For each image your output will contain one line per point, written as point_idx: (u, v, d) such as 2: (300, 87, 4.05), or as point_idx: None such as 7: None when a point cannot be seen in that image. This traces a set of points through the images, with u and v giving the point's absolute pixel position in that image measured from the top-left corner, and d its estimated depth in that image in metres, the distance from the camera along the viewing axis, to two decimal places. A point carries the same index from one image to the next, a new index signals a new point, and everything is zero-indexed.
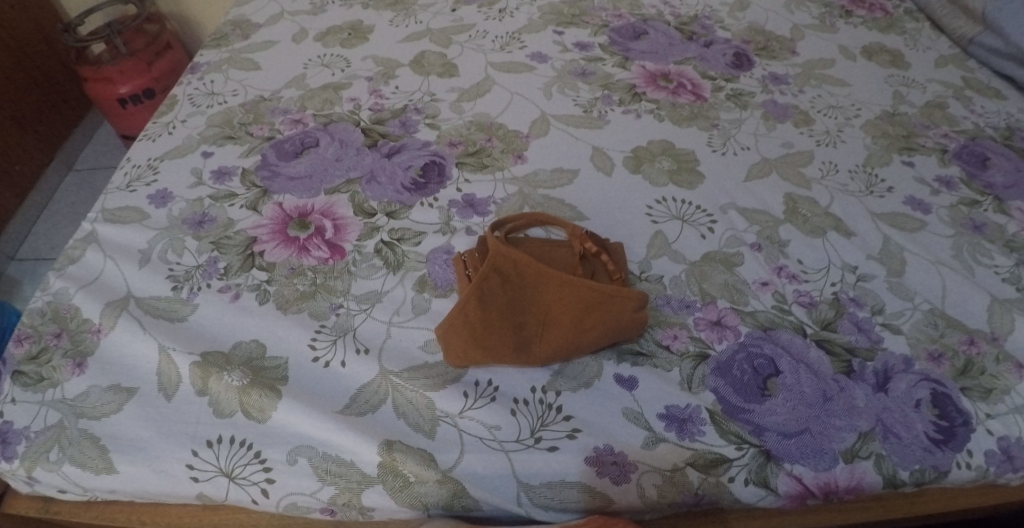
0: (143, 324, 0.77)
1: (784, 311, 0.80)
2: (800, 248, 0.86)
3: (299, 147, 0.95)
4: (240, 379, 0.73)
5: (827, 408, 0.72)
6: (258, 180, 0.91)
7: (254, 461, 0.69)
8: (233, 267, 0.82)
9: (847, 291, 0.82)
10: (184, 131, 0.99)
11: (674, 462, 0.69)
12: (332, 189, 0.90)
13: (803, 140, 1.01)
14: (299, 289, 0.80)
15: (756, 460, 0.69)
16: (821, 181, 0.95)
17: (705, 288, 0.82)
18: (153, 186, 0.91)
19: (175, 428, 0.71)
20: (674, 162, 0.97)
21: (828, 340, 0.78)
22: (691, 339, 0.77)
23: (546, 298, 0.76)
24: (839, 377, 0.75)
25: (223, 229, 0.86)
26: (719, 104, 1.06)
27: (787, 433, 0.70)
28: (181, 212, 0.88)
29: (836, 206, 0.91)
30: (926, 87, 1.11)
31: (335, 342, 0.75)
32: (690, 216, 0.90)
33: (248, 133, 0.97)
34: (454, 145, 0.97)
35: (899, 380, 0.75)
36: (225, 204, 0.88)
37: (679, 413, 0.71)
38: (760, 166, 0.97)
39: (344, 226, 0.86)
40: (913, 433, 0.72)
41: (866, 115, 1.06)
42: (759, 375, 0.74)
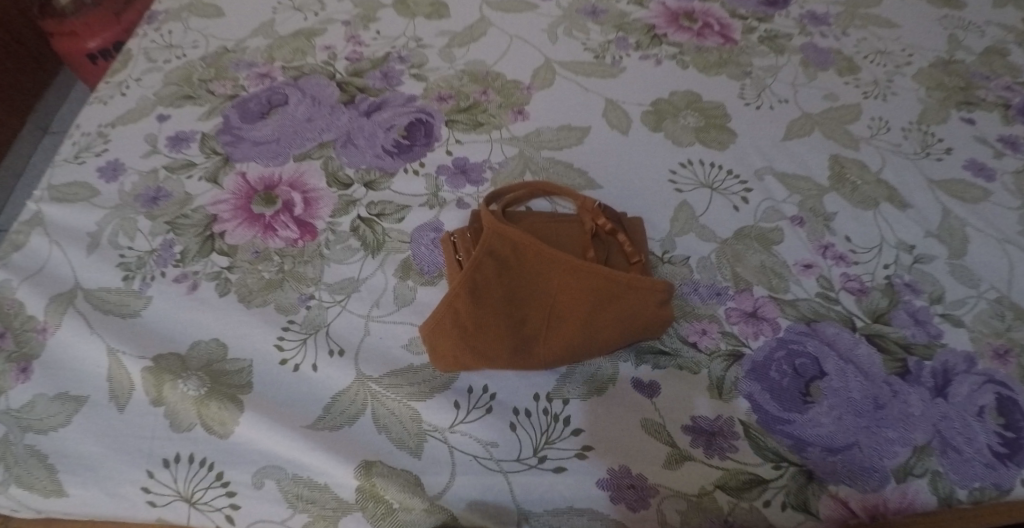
0: (91, 322, 0.67)
1: (830, 300, 0.69)
2: (847, 222, 0.75)
3: (265, 105, 0.83)
4: (197, 387, 0.63)
5: (878, 417, 0.63)
6: (218, 146, 0.79)
7: (216, 483, 0.60)
8: (191, 252, 0.72)
9: (902, 276, 0.71)
10: (137, 92, 0.86)
11: (702, 485, 0.59)
12: (302, 155, 0.78)
13: (847, 91, 0.88)
14: (265, 277, 0.70)
15: (795, 481, 0.60)
16: (870, 140, 0.82)
17: (738, 271, 0.71)
18: (103, 156, 0.80)
19: (129, 444, 0.63)
20: (700, 117, 0.84)
21: (879, 334, 0.67)
22: (722, 334, 0.67)
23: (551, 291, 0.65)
24: (892, 380, 0.65)
25: (179, 206, 0.75)
26: (752, 48, 0.92)
27: (831, 449, 0.61)
28: (133, 186, 0.77)
29: (888, 172, 0.79)
30: (985, 31, 0.96)
31: (305, 342, 0.66)
32: (719, 183, 0.78)
33: (209, 91, 0.85)
34: (443, 100, 0.84)
35: (960, 383, 0.65)
36: (183, 176, 0.77)
37: (706, 425, 0.62)
38: (800, 122, 0.84)
39: (316, 200, 0.75)
40: (975, 447, 0.62)
41: (919, 62, 0.92)
42: (801, 378, 0.64)
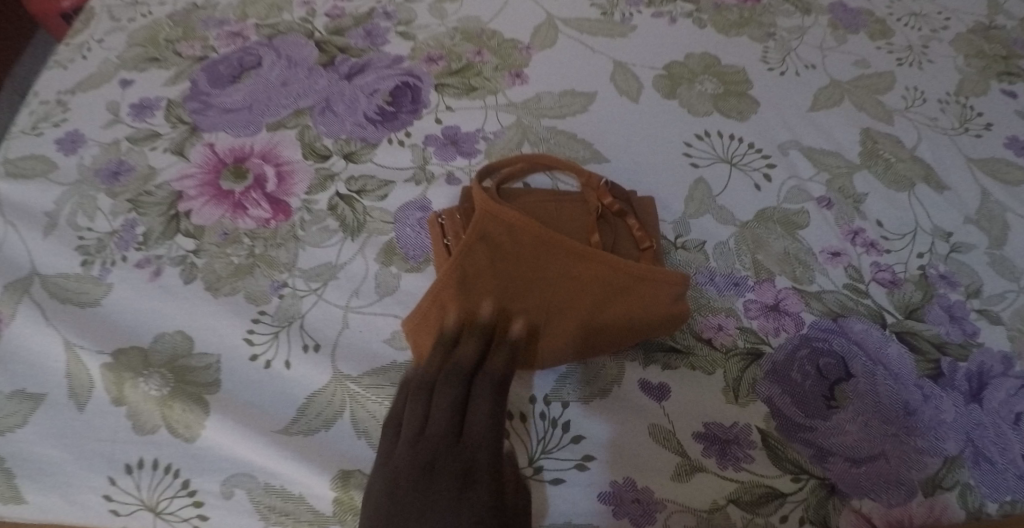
0: (47, 312, 0.61)
1: (859, 293, 0.63)
2: (879, 205, 0.68)
3: (236, 68, 0.75)
4: (160, 387, 0.58)
5: (907, 425, 0.57)
6: (185, 114, 0.72)
7: (182, 492, 0.55)
8: (154, 234, 0.65)
9: (937, 266, 0.65)
10: (100, 54, 0.79)
11: (714, 499, 0.54)
12: (276, 123, 0.71)
13: (879, 57, 0.80)
14: (234, 262, 0.64)
15: (815, 495, 0.55)
16: (904, 113, 0.75)
17: (759, 259, 0.65)
18: (61, 126, 0.73)
19: (90, 448, 0.57)
20: (718, 83, 0.77)
21: (911, 332, 0.62)
22: (740, 330, 0.61)
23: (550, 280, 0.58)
24: (923, 383, 0.59)
25: (142, 182, 0.68)
26: (775, 7, 0.84)
27: (856, 460, 0.56)
28: (93, 160, 0.70)
29: (924, 149, 0.72)
30: None
31: (277, 336, 0.60)
32: (740, 158, 0.71)
33: (176, 53, 0.77)
34: (433, 61, 0.77)
35: (997, 388, 0.60)
36: (146, 148, 0.70)
37: (719, 432, 0.56)
38: (828, 91, 0.77)
39: (290, 174, 0.68)
40: (1010, 458, 0.57)
41: (957, 27, 0.84)
42: (825, 381, 0.59)
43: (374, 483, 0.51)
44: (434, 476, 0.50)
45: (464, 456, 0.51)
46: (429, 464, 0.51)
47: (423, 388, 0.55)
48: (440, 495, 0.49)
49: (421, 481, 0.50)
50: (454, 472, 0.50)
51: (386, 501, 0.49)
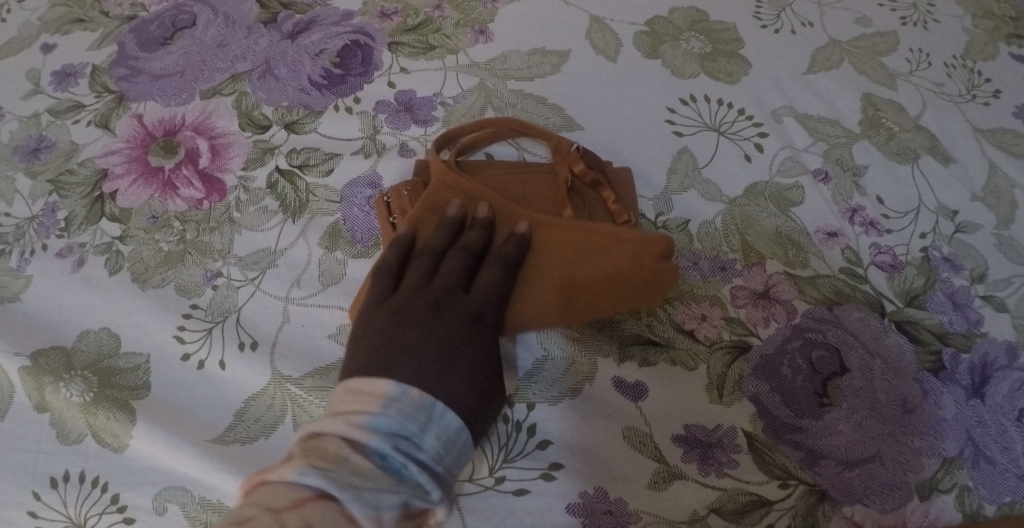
0: None
1: (856, 278, 0.58)
2: (879, 179, 0.63)
3: (168, 29, 0.68)
4: (82, 393, 0.52)
5: (905, 423, 0.53)
6: (112, 81, 0.65)
7: (111, 508, 0.50)
8: (77, 218, 0.59)
9: (940, 248, 0.60)
10: (19, 15, 0.71)
11: (693, 509, 0.49)
12: (211, 90, 0.65)
13: (881, 14, 0.73)
14: (164, 249, 0.58)
15: (804, 502, 0.50)
16: (908, 77, 0.69)
17: (748, 241, 0.59)
18: None
19: (9, 459, 0.52)
20: (706, 41, 0.70)
21: (912, 321, 0.56)
22: (726, 320, 0.56)
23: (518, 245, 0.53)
24: (923, 377, 0.54)
25: (64, 159, 0.62)
26: None
27: (849, 462, 0.51)
28: (11, 135, 0.63)
29: (929, 117, 0.66)
30: None
31: (211, 333, 0.54)
32: (728, 126, 0.65)
33: (103, 12, 0.70)
34: (386, 16, 0.70)
35: (1001, 382, 0.55)
36: (69, 121, 0.63)
37: (701, 435, 0.51)
38: (827, 51, 0.70)
39: (225, 148, 0.62)
40: (1012, 458, 0.53)
41: None
42: (817, 376, 0.54)
43: (370, 315, 0.49)
44: (440, 317, 0.48)
45: (471, 305, 0.50)
46: (436, 303, 0.49)
47: (433, 247, 0.52)
48: (444, 333, 0.47)
49: (425, 317, 0.48)
50: (462, 316, 0.49)
51: (382, 331, 0.47)
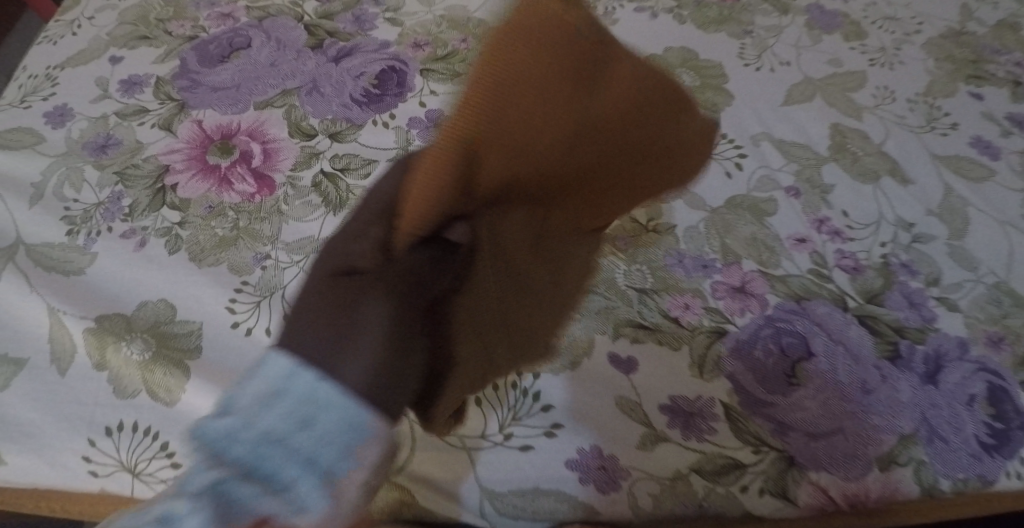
0: (30, 278, 0.63)
1: (822, 278, 0.65)
2: (846, 195, 0.70)
3: (226, 49, 0.77)
4: (142, 351, 0.59)
5: (865, 402, 0.59)
6: (174, 91, 0.74)
7: (161, 454, 0.57)
8: (140, 205, 0.67)
9: (899, 255, 0.66)
10: (90, 31, 0.80)
11: (676, 468, 0.56)
12: (264, 102, 0.73)
13: (851, 57, 0.81)
14: (218, 234, 0.65)
15: (775, 466, 0.57)
16: (873, 110, 0.77)
17: (727, 243, 0.67)
18: (52, 101, 0.75)
19: (67, 409, 0.59)
20: (696, 76, 0.80)
21: (872, 316, 0.63)
22: (706, 310, 0.63)
23: None
24: (881, 364, 0.61)
25: (130, 155, 0.70)
26: (754, 6, 0.86)
27: (815, 434, 0.58)
28: (82, 133, 0.72)
29: (891, 144, 0.74)
30: (999, 3, 0.88)
31: (259, 306, 0.61)
32: (713, 147, 0.74)
33: (166, 32, 0.79)
34: (419, 46, 0.79)
35: (952, 370, 0.61)
36: (134, 123, 0.72)
37: (685, 405, 0.58)
38: (802, 86, 0.79)
39: (276, 151, 0.70)
40: (962, 437, 0.59)
41: (929, 32, 0.84)
42: (787, 359, 0.60)
43: None
44: None
45: None
46: None
47: None
48: None
49: None
50: None
51: None
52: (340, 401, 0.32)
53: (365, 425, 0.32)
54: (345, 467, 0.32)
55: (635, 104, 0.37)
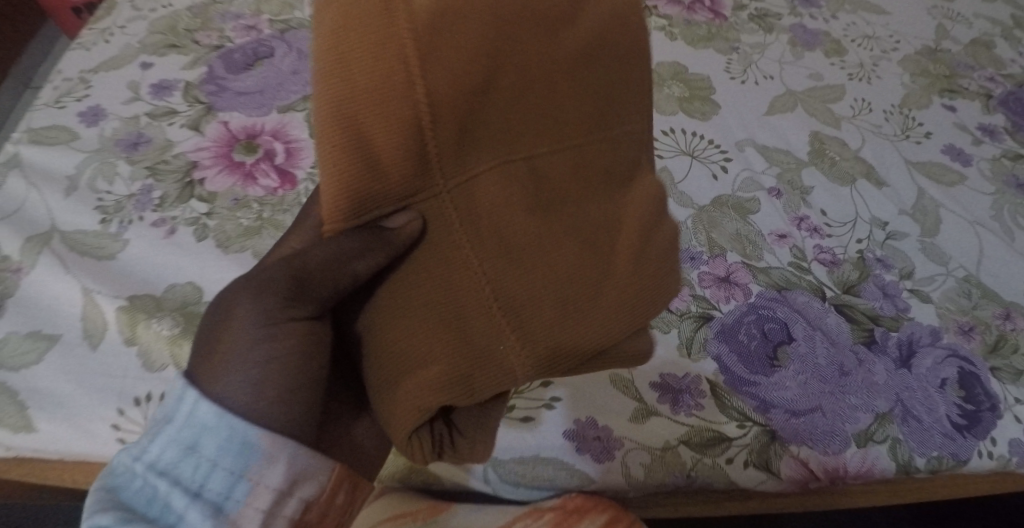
0: (66, 262, 0.68)
1: (802, 270, 0.69)
2: (824, 196, 0.74)
3: (250, 57, 0.82)
4: (171, 327, 0.64)
5: (842, 383, 0.63)
6: (202, 95, 0.79)
7: None
8: (170, 197, 0.72)
9: (874, 251, 0.71)
10: (121, 39, 0.85)
11: (666, 439, 0.60)
12: (286, 106, 0.79)
13: (832, 72, 0.85)
14: (243, 224, 0.70)
15: (758, 440, 0.61)
16: (851, 120, 0.80)
17: (713, 237, 0.71)
18: (85, 101, 0.80)
19: (99, 382, 0.63)
20: (685, 88, 0.82)
21: (848, 305, 0.67)
22: (693, 297, 0.67)
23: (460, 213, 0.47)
24: (857, 348, 0.65)
25: (160, 152, 0.75)
26: (740, 25, 0.88)
27: (795, 411, 0.62)
28: (114, 132, 0.77)
29: (867, 150, 0.78)
30: (972, 22, 0.93)
31: None
32: (700, 151, 0.77)
33: (194, 41, 0.84)
34: None
35: (925, 355, 0.65)
36: (164, 123, 0.77)
37: (673, 383, 0.62)
38: (784, 98, 0.82)
39: (298, 149, 0.76)
40: (935, 417, 0.63)
41: (906, 50, 0.88)
42: (769, 342, 0.65)
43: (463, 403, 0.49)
44: None
45: None
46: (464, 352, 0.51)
47: None
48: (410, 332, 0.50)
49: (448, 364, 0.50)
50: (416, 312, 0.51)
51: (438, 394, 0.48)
52: (224, 427, 0.41)
53: (251, 446, 0.41)
54: (249, 480, 0.42)
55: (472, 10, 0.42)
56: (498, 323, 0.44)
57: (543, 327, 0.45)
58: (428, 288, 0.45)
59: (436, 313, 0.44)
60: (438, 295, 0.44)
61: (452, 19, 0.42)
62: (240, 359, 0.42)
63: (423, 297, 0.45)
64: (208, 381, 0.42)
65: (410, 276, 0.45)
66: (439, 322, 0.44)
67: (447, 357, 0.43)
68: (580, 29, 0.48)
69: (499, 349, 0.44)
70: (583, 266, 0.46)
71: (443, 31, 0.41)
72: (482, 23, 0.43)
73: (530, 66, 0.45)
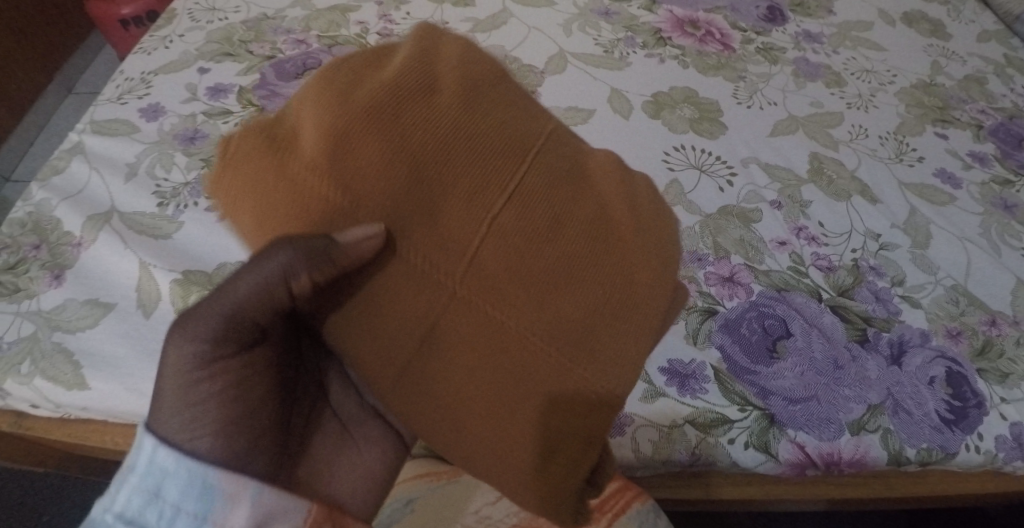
0: (124, 239, 0.74)
1: (800, 274, 0.75)
2: (822, 210, 0.80)
3: (300, 68, 0.89)
4: None
5: (836, 376, 0.68)
6: (255, 98, 0.86)
7: None
8: None
9: (868, 260, 0.77)
10: (181, 46, 0.93)
11: (672, 418, 0.65)
12: None
13: (832, 101, 0.92)
14: None
15: (758, 424, 0.65)
16: (849, 144, 0.87)
17: (719, 242, 0.76)
18: (145, 99, 0.87)
19: (151, 346, 0.69)
20: (696, 110, 0.88)
21: (843, 306, 0.73)
22: (699, 293, 0.72)
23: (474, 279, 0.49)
24: (852, 345, 0.70)
25: (215, 146, 0.82)
26: (748, 57, 0.95)
27: (793, 399, 0.66)
28: (172, 127, 0.84)
29: (863, 171, 0.84)
30: (966, 60, 1.01)
31: None
32: (708, 166, 0.83)
33: (248, 51, 0.92)
34: None
35: (914, 355, 0.70)
36: (219, 121, 0.84)
37: (680, 368, 0.67)
38: (787, 122, 0.89)
39: None
40: (924, 411, 0.68)
41: (902, 83, 0.95)
42: (769, 336, 0.70)
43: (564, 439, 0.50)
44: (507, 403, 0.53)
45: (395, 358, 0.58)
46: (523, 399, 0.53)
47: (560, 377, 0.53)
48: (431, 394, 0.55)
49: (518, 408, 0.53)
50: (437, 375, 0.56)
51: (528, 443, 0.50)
52: (184, 471, 0.46)
53: (213, 486, 0.46)
54: (215, 521, 0.46)
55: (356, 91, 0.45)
56: (553, 380, 0.45)
57: (577, 349, 0.45)
58: (468, 385, 0.46)
59: (488, 398, 0.46)
60: (479, 383, 0.46)
61: (346, 101, 0.44)
62: (176, 396, 0.47)
63: (465, 390, 0.46)
64: (161, 425, 0.47)
65: (439, 380, 0.47)
66: (498, 406, 0.46)
67: (532, 432, 0.46)
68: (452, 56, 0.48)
69: (563, 400, 0.46)
70: (592, 289, 0.46)
71: (345, 104, 0.44)
72: (373, 90, 0.44)
73: (439, 97, 0.45)
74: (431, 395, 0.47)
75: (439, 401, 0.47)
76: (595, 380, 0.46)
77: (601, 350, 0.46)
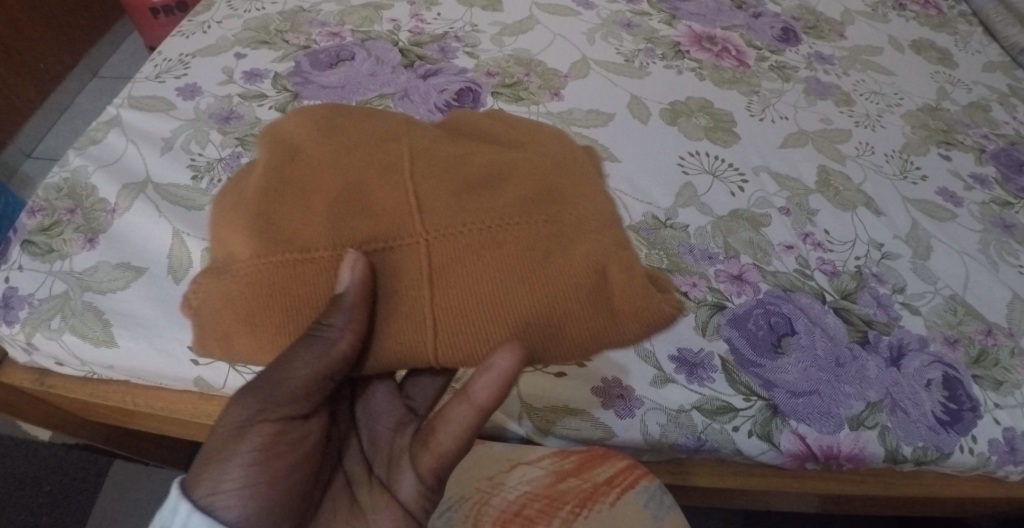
0: (159, 208, 0.77)
1: (806, 276, 0.78)
2: (828, 219, 0.83)
3: (333, 58, 0.92)
4: None
5: (838, 373, 0.71)
6: (289, 84, 0.90)
7: None
8: None
9: (870, 267, 0.80)
10: (218, 32, 0.97)
11: (680, 404, 0.67)
12: (363, 101, 0.87)
13: (841, 119, 0.96)
14: None
15: (762, 414, 0.68)
16: (856, 159, 0.91)
17: (729, 242, 0.79)
18: (182, 79, 0.90)
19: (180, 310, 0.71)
20: (711, 119, 0.92)
21: (846, 308, 0.76)
22: (709, 289, 0.75)
23: (461, 214, 0.53)
24: (853, 346, 0.73)
25: (249, 127, 0.85)
26: (762, 73, 0.99)
27: (796, 392, 0.69)
28: (208, 106, 0.87)
29: (868, 185, 0.88)
30: (971, 88, 1.05)
31: None
32: (721, 172, 0.86)
33: (283, 40, 0.96)
34: (491, 75, 0.92)
35: (913, 358, 0.73)
36: (254, 104, 0.87)
37: (691, 356, 0.69)
38: (796, 135, 0.92)
39: None
40: (921, 411, 0.71)
41: (908, 106, 1.00)
42: (774, 333, 0.72)
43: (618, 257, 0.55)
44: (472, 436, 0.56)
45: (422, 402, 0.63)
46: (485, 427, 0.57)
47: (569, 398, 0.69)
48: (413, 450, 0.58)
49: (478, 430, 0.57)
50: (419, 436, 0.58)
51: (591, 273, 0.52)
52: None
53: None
54: None
55: (266, 196, 0.53)
56: (538, 225, 0.53)
57: (534, 202, 0.54)
58: (497, 287, 0.51)
59: (517, 272, 0.52)
60: (505, 273, 0.52)
61: (270, 203, 0.53)
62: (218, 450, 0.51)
63: (499, 283, 0.52)
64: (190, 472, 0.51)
65: (476, 300, 0.51)
66: (529, 269, 0.52)
67: (570, 263, 0.52)
68: (289, 130, 0.59)
69: (557, 225, 0.53)
70: (513, 166, 0.56)
71: (264, 207, 0.53)
72: (265, 189, 0.54)
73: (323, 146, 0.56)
74: (478, 326, 0.51)
75: (490, 324, 0.51)
76: (568, 201, 0.55)
77: (553, 180, 0.56)
